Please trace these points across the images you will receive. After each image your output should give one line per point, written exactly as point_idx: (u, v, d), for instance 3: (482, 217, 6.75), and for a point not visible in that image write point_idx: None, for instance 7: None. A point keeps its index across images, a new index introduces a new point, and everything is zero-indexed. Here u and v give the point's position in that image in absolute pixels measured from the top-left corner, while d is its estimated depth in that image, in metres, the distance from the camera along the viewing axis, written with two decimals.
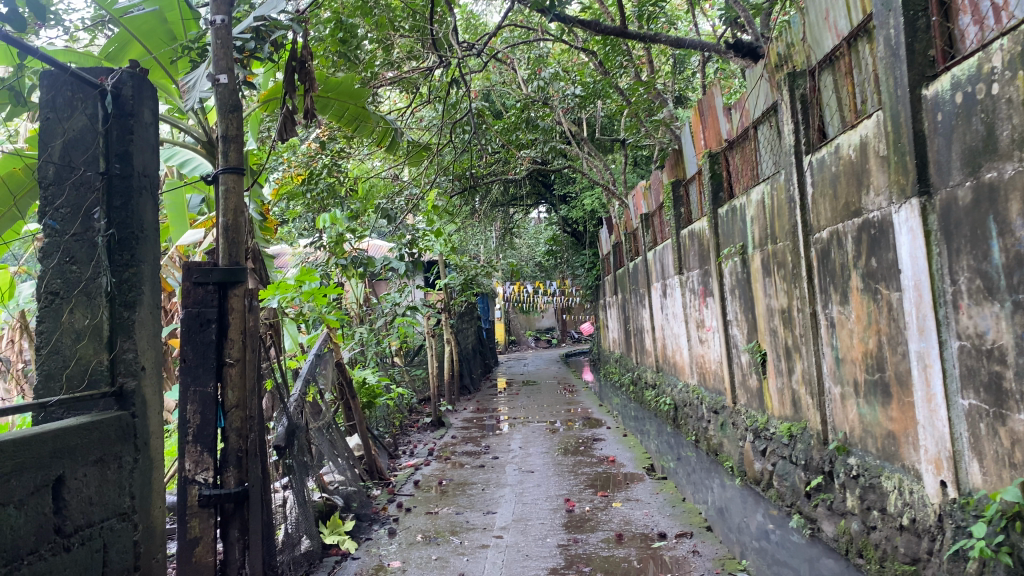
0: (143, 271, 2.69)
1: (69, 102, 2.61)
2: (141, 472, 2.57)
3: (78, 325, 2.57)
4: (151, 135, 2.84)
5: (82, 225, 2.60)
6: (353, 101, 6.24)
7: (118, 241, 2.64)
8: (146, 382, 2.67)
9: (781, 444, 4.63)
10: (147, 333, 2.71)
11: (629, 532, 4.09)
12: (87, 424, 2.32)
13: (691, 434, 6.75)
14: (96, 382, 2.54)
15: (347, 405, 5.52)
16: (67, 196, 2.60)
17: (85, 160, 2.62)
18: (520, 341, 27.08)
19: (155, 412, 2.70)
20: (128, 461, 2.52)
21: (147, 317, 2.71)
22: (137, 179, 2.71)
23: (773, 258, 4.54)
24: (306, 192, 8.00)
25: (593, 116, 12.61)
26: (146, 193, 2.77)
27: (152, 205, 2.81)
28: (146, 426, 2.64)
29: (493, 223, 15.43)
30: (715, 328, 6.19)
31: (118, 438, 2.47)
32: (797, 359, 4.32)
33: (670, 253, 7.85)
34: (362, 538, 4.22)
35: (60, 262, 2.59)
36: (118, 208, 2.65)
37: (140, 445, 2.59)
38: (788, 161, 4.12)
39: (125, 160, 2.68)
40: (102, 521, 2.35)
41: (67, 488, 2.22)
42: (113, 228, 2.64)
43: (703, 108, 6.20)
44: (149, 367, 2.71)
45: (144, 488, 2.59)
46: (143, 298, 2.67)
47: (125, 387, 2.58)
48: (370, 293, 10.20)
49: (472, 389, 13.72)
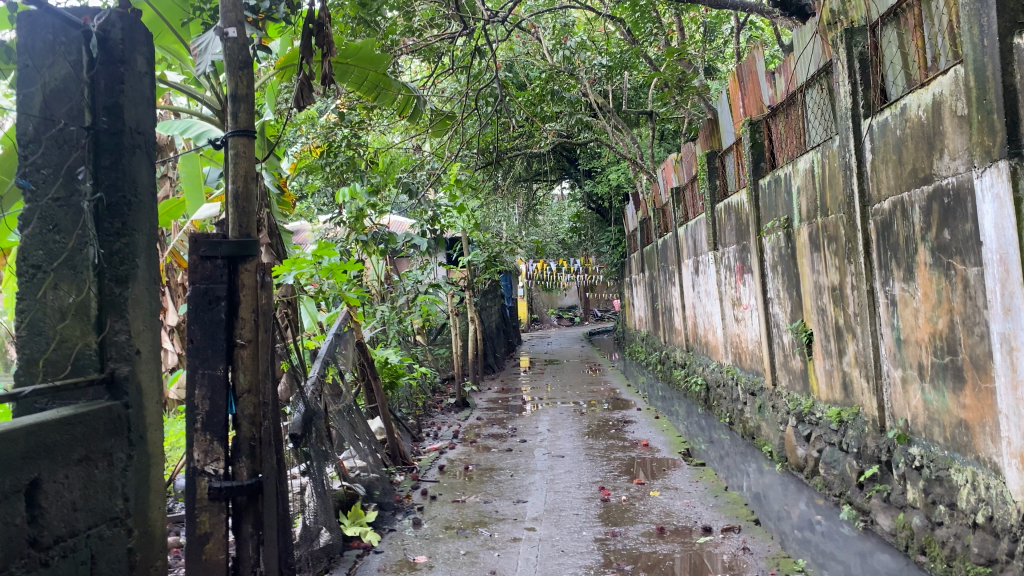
0: (136, 242, 2.40)
1: (50, 47, 2.28)
2: (136, 471, 2.28)
3: (62, 303, 2.27)
4: (146, 88, 2.53)
5: (65, 188, 2.28)
6: (373, 68, 5.97)
7: (107, 206, 2.34)
8: (143, 368, 2.39)
9: (829, 430, 4.35)
10: (143, 313, 2.42)
11: (670, 526, 3.85)
12: (69, 418, 2.04)
13: (726, 417, 6.49)
14: (83, 369, 2.26)
15: (368, 386, 5.29)
16: (50, 154, 2.28)
17: (68, 114, 2.30)
18: (543, 320, 26.83)
19: (156, 400, 2.45)
20: (121, 459, 2.24)
21: (142, 293, 2.43)
22: (129, 136, 2.41)
23: (823, 232, 4.23)
24: (325, 166, 7.92)
25: (619, 88, 12.26)
26: (140, 153, 2.46)
27: (147, 165, 2.50)
28: (142, 417, 2.36)
29: (516, 200, 15.14)
30: (753, 306, 5.91)
31: (107, 433, 2.19)
32: (849, 340, 4.03)
33: (703, 228, 7.54)
34: (385, 529, 4.00)
35: (42, 230, 2.27)
36: (107, 168, 2.35)
37: (136, 439, 2.30)
38: (844, 126, 3.81)
39: (115, 114, 2.37)
40: (88, 530, 2.07)
41: (44, 494, 1.93)
42: (102, 190, 2.33)
43: (742, 74, 5.87)
44: (149, 349, 2.44)
45: (141, 488, 2.31)
46: (138, 273, 2.42)
47: (117, 373, 2.30)
48: (392, 270, 9.98)
49: (495, 368, 13.51)
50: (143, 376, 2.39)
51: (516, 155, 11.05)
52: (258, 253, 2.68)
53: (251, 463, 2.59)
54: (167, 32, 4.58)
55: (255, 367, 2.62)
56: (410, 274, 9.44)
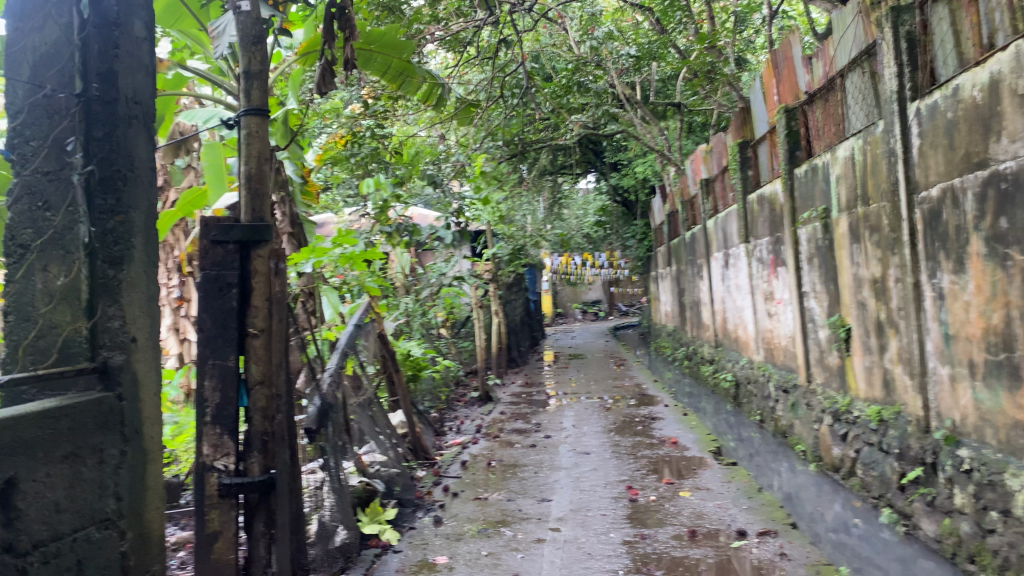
0: (132, 221, 2.26)
1: (41, 11, 2.21)
2: (129, 469, 2.14)
3: (51, 285, 2.19)
4: (145, 56, 2.41)
5: (56, 161, 2.19)
6: (397, 54, 5.82)
7: (99, 180, 2.19)
8: (138, 357, 2.25)
9: (868, 429, 4.17)
10: (139, 298, 2.28)
11: (703, 528, 3.68)
12: (54, 411, 1.88)
13: (756, 414, 6.30)
14: (74, 358, 2.14)
15: (389, 379, 5.16)
16: (41, 124, 2.20)
17: (60, 82, 2.20)
18: (567, 314, 26.62)
19: (156, 393, 2.32)
20: (112, 455, 2.09)
21: (138, 276, 2.28)
22: (124, 105, 2.27)
23: (865, 222, 4.04)
24: (349, 156, 7.66)
25: (647, 79, 12.06)
26: (138, 124, 2.33)
27: (146, 139, 2.37)
28: (138, 411, 2.22)
29: (541, 193, 14.95)
30: (788, 300, 5.71)
31: (96, 428, 2.04)
32: (891, 335, 3.84)
33: (734, 220, 7.34)
34: (405, 527, 3.87)
35: (31, 207, 2.20)
36: (100, 139, 2.20)
37: (129, 435, 2.16)
38: (888, 109, 3.61)
39: (108, 81, 2.22)
40: (73, 532, 1.92)
41: (22, 494, 1.76)
42: (94, 163, 2.18)
43: (778, 60, 5.67)
44: (145, 338, 2.29)
45: (134, 488, 2.16)
46: (140, 257, 2.30)
47: (109, 362, 2.16)
48: (416, 262, 9.87)
49: (518, 362, 13.35)
50: (147, 365, 2.28)
51: (542, 147, 10.89)
52: (273, 238, 2.55)
53: (263, 458, 2.49)
54: (187, 18, 4.49)
55: (268, 358, 2.50)
56: (434, 266, 9.29)
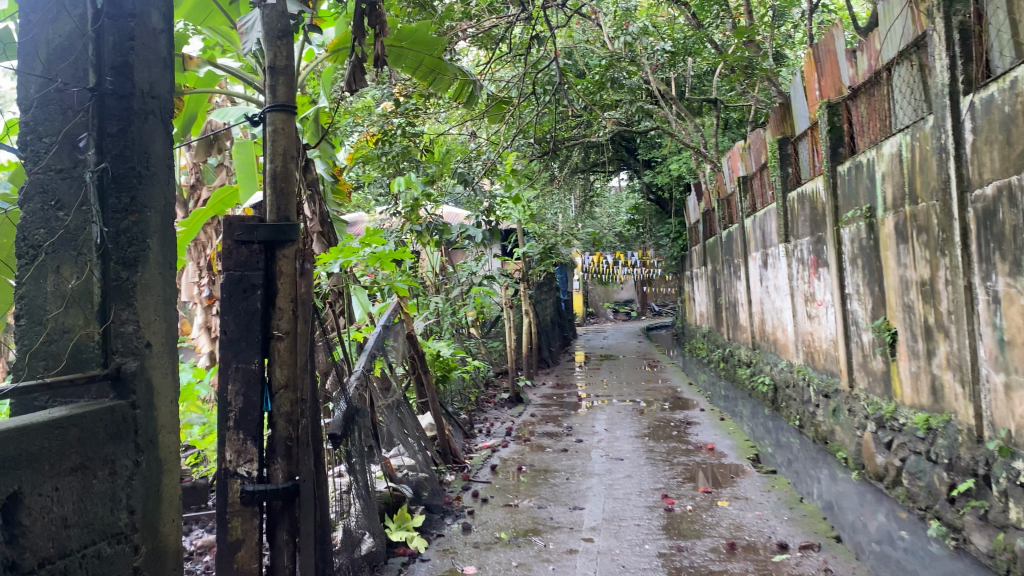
0: (148, 220, 2.20)
1: (55, 2, 2.17)
2: (143, 480, 2.08)
3: (64, 287, 2.13)
4: (162, 49, 2.35)
5: (69, 158, 2.14)
6: (429, 51, 5.74)
7: (113, 177, 2.15)
8: (153, 363, 2.18)
9: (915, 437, 4.01)
10: (155, 300, 2.21)
11: (742, 541, 3.55)
12: (61, 422, 1.83)
13: (795, 419, 6.14)
14: (86, 364, 2.12)
15: (419, 380, 5.09)
16: (54, 119, 2.14)
17: (73, 76, 2.16)
18: (599, 314, 26.45)
19: (171, 400, 2.26)
20: (125, 467, 2.03)
21: (154, 278, 2.22)
22: (139, 100, 2.21)
23: (913, 222, 3.88)
24: (381, 155, 7.71)
25: (683, 75, 11.89)
26: (153, 120, 2.27)
27: (162, 134, 2.32)
28: (152, 421, 2.16)
29: (572, 191, 14.83)
30: (829, 302, 5.55)
31: (109, 437, 1.98)
32: (941, 340, 3.68)
33: (774, 219, 7.17)
34: (433, 534, 3.79)
35: (43, 206, 2.13)
36: (114, 135, 2.16)
37: (143, 444, 2.10)
38: (939, 103, 3.45)
39: (123, 74, 2.18)
40: (83, 548, 1.86)
41: (27, 510, 1.71)
42: (107, 160, 2.14)
43: (819, 54, 5.50)
44: (160, 342, 2.22)
45: (149, 499, 2.11)
46: (158, 258, 2.24)
47: (123, 368, 2.09)
48: (448, 261, 9.81)
49: (550, 363, 13.25)
50: (161, 369, 2.22)
51: (576, 144, 10.78)
52: (298, 239, 2.48)
53: (288, 466, 2.41)
54: (217, 16, 4.45)
55: (292, 361, 2.43)
56: (465, 265, 9.21)
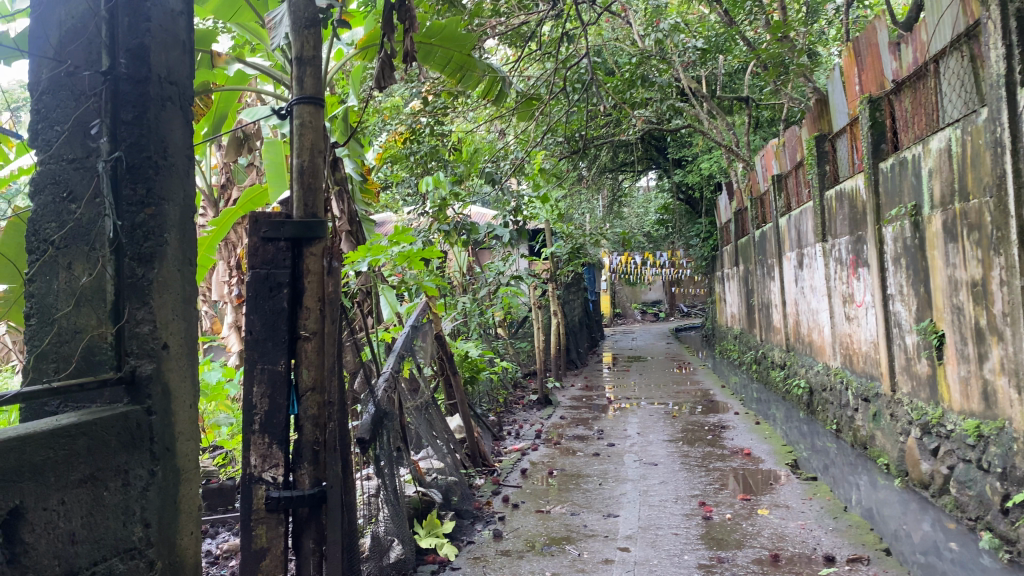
0: (165, 214, 2.11)
1: None
2: (158, 491, 2.00)
3: (76, 284, 2.06)
4: (181, 32, 2.26)
5: (81, 147, 2.07)
6: (459, 49, 5.64)
7: (127, 168, 2.05)
8: (169, 366, 2.10)
9: (964, 444, 3.84)
10: (172, 299, 2.13)
11: (786, 553, 3.41)
12: (69, 430, 1.75)
13: (832, 423, 5.98)
14: (99, 367, 2.02)
15: (448, 382, 4.99)
16: (66, 105, 2.09)
17: (85, 60, 2.08)
18: (626, 314, 26.27)
19: (190, 404, 2.19)
20: (139, 477, 1.95)
21: (172, 276, 2.14)
22: (156, 85, 2.12)
23: (963, 220, 3.72)
24: (409, 155, 7.83)
25: (714, 72, 11.71)
26: (172, 106, 2.19)
27: (182, 122, 2.24)
28: (168, 427, 2.08)
29: (600, 190, 14.70)
30: (870, 303, 5.39)
31: (122, 447, 1.90)
32: (993, 343, 3.51)
33: (810, 218, 7.01)
34: (463, 540, 3.69)
35: (54, 198, 2.07)
36: (129, 123, 2.07)
37: (158, 453, 2.02)
38: (994, 95, 3.28)
39: (137, 57, 2.09)
40: (93, 564, 1.77)
41: (29, 526, 1.61)
42: (121, 149, 2.06)
43: (860, 47, 5.33)
44: (178, 344, 2.15)
45: (166, 512, 2.03)
46: (177, 255, 2.16)
47: (138, 371, 2.01)
48: (476, 261, 9.72)
49: (578, 363, 13.12)
50: (178, 373, 2.13)
51: (605, 143, 10.64)
52: (326, 237, 2.39)
53: (314, 470, 2.33)
54: (246, 10, 4.34)
55: (320, 362, 2.35)
56: (492, 265, 9.09)
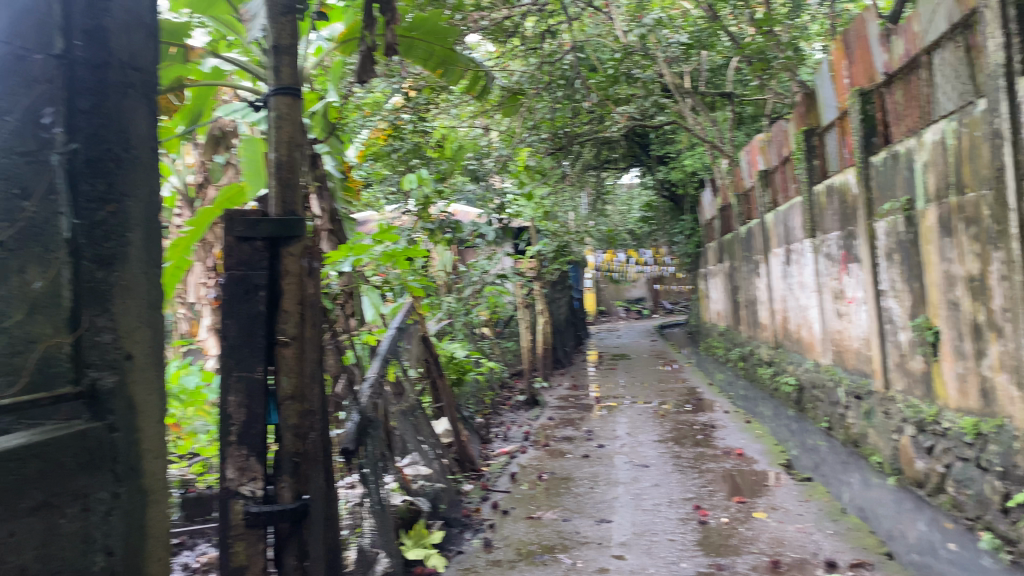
0: (127, 210, 1.98)
1: None
2: (123, 515, 1.86)
3: (32, 290, 1.82)
4: (145, 14, 2.11)
5: (37, 140, 1.83)
6: (442, 43, 5.52)
7: (86, 161, 1.89)
8: (135, 377, 1.96)
9: (962, 443, 3.78)
10: (137, 305, 1.99)
11: (785, 558, 3.33)
12: (20, 453, 1.59)
13: (823, 421, 5.94)
14: (55, 382, 1.86)
15: (434, 385, 4.86)
16: (14, 91, 1.79)
17: (36, 41, 1.84)
18: (610, 312, 26.23)
19: (158, 419, 2.04)
20: (101, 501, 1.81)
21: (136, 278, 1.99)
22: (116, 72, 1.97)
23: (959, 214, 3.64)
24: (390, 152, 7.84)
25: (697, 68, 11.65)
26: (134, 94, 2.03)
27: (146, 112, 2.09)
28: (133, 446, 1.93)
29: (585, 188, 14.59)
30: (861, 300, 5.33)
31: (81, 468, 1.75)
32: (992, 339, 3.44)
33: (798, 214, 6.95)
34: (452, 550, 3.57)
35: (6, 193, 1.78)
36: (87, 112, 1.90)
37: (122, 474, 1.88)
38: (992, 86, 3.20)
39: (94, 39, 1.93)
40: None
41: None
42: (78, 141, 1.88)
43: (849, 40, 5.26)
44: (145, 354, 2.00)
45: (132, 538, 1.89)
46: (145, 256, 2.03)
47: (98, 385, 1.88)
48: (461, 260, 9.59)
49: (564, 362, 13.03)
50: (144, 386, 1.98)
51: (590, 140, 10.54)
52: (305, 235, 2.28)
53: (295, 483, 2.22)
54: (220, 4, 4.21)
55: (301, 369, 2.23)
56: (478, 264, 8.95)
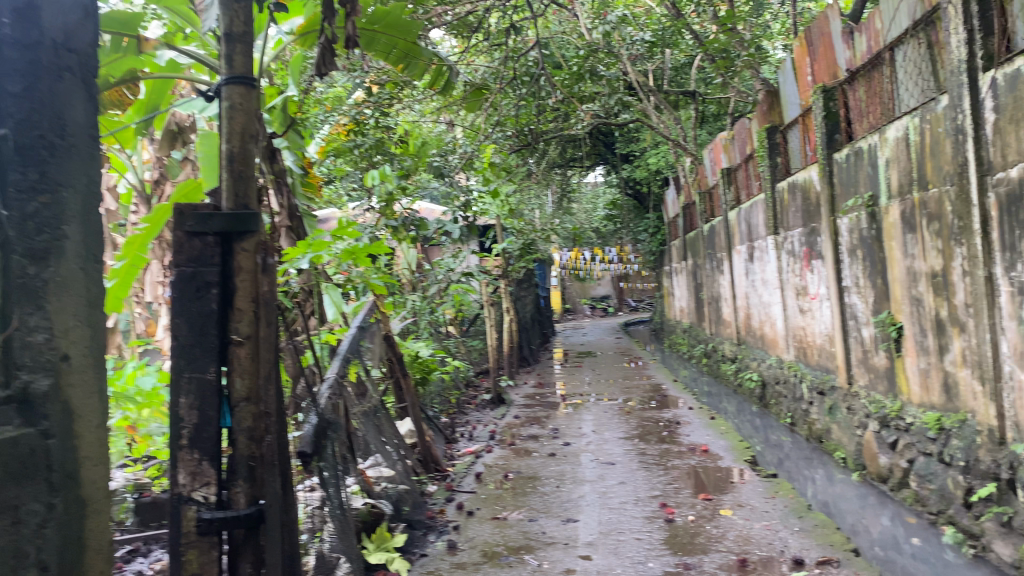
0: (63, 202, 1.83)
1: None
2: (57, 527, 1.75)
3: None
4: None
5: None
6: (403, 37, 5.44)
7: (15, 148, 1.74)
8: (71, 380, 1.83)
9: (924, 437, 3.80)
10: (74, 302, 1.85)
11: (753, 556, 3.31)
12: None
13: (788, 417, 5.95)
14: None
15: (398, 384, 4.78)
16: None
17: None
18: (576, 310, 26.30)
19: (98, 424, 1.92)
20: (34, 513, 1.69)
21: (74, 274, 1.86)
22: (51, 53, 1.83)
23: (922, 209, 3.66)
24: (353, 148, 7.65)
25: (661, 67, 11.68)
26: (71, 78, 1.89)
27: (84, 98, 1.95)
28: (70, 452, 1.82)
29: (550, 187, 14.57)
30: (824, 296, 5.36)
31: (12, 478, 1.63)
32: (954, 334, 3.46)
33: (761, 211, 6.98)
34: (415, 554, 3.50)
35: None
36: (16, 95, 1.75)
37: (57, 483, 1.76)
38: (955, 82, 3.21)
39: (27, 17, 1.78)
40: None
41: None
42: (7, 126, 1.74)
43: (812, 38, 5.28)
44: (83, 354, 1.87)
45: (68, 550, 1.78)
46: (86, 251, 1.91)
47: (32, 389, 1.73)
48: (425, 258, 9.49)
49: (531, 361, 13.00)
50: (84, 390, 1.87)
51: (554, 138, 10.50)
52: (260, 230, 2.20)
53: (251, 488, 2.14)
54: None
55: (255, 370, 2.16)
56: (442, 262, 8.85)
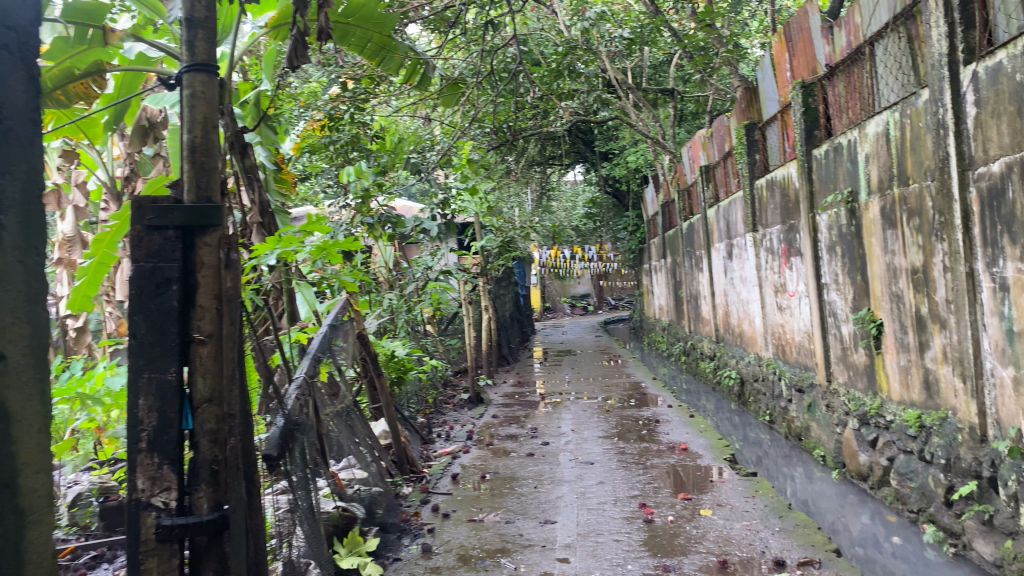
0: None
1: None
2: None
3: None
4: None
5: None
6: (378, 29, 5.34)
7: None
8: (8, 381, 1.73)
9: (905, 435, 3.77)
10: (10, 297, 1.76)
11: (734, 558, 3.26)
12: None
13: (765, 415, 6.04)
14: None
15: (372, 384, 4.69)
16: None
17: None
18: (556, 308, 26.28)
19: (38, 428, 1.81)
20: None
21: (10, 267, 1.76)
22: None
23: (902, 205, 3.63)
24: (328, 144, 7.54)
25: (640, 64, 11.65)
26: (8, 58, 1.79)
27: (27, 80, 1.85)
28: (6, 458, 1.72)
29: (529, 185, 14.51)
30: (803, 293, 5.34)
31: None
32: (935, 331, 3.42)
33: (739, 208, 6.95)
34: (389, 558, 3.42)
35: None
36: None
37: None
38: (936, 75, 3.17)
39: None
40: None
41: None
42: None
43: (790, 33, 5.25)
44: (21, 354, 1.77)
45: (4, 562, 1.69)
46: (26, 244, 1.81)
47: None
48: (403, 256, 9.38)
49: (510, 359, 12.94)
50: (23, 391, 1.77)
51: (533, 135, 10.42)
52: (222, 223, 2.10)
53: (214, 493, 2.04)
54: None
55: (218, 369, 2.06)
56: (420, 260, 8.74)
